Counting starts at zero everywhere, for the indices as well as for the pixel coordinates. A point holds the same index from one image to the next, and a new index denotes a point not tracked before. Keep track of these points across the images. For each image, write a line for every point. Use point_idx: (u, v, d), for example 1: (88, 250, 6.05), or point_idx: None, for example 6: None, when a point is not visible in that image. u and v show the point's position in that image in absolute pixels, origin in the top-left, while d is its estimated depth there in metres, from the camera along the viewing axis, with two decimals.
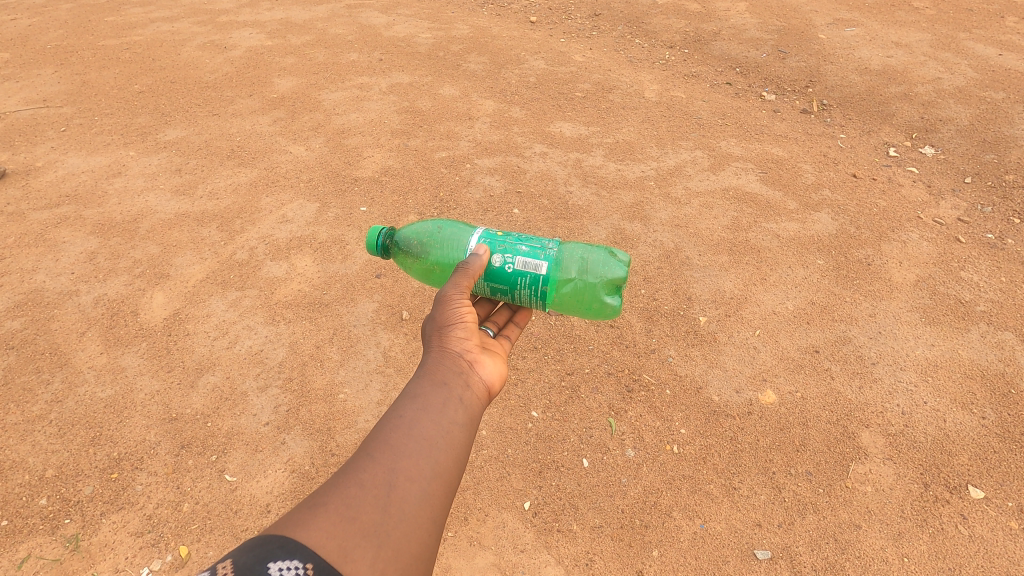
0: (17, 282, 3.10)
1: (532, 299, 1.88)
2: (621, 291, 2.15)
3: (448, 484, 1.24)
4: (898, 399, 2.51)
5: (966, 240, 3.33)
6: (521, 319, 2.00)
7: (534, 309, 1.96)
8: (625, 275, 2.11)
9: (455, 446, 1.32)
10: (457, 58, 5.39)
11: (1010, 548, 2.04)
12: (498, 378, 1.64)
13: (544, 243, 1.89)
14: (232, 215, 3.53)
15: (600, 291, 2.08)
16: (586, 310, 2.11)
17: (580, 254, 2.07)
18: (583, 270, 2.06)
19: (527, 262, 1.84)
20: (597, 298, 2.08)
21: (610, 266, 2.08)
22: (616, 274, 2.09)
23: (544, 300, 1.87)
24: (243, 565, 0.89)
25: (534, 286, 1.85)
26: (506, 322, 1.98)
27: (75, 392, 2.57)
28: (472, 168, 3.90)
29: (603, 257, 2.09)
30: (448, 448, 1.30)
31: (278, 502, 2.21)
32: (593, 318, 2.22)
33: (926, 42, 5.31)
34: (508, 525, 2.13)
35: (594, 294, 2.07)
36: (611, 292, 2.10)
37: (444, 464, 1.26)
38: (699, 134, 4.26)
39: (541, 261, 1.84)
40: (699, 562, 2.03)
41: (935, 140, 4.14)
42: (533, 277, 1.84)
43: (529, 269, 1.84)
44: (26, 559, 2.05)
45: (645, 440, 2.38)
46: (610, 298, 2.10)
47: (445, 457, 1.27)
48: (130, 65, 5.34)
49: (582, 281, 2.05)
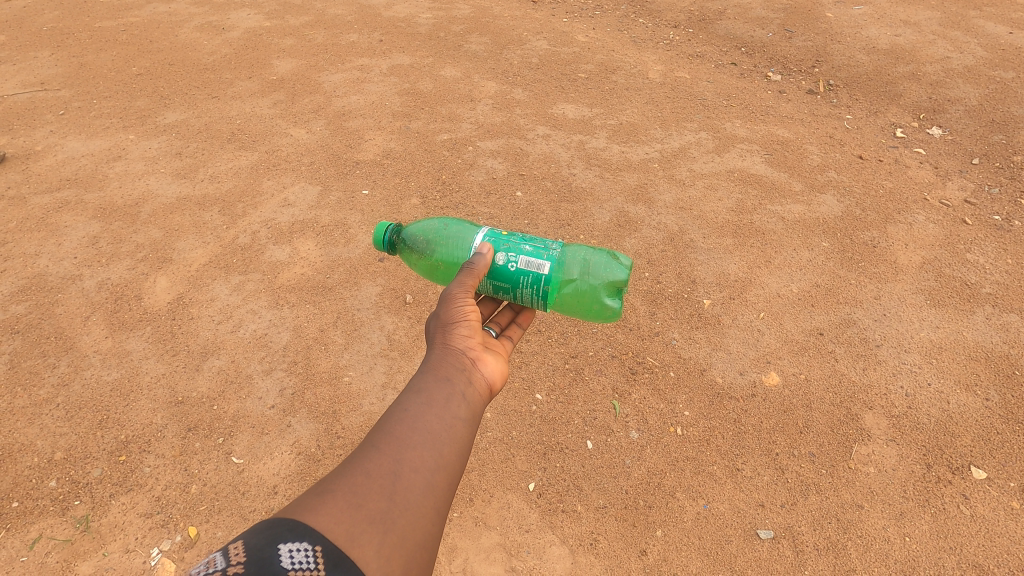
0: (20, 266, 3.09)
1: (534, 299, 1.87)
2: (622, 293, 2.13)
3: (450, 477, 1.25)
4: (902, 381, 2.52)
5: (972, 221, 3.31)
6: (524, 320, 2.00)
7: (535, 309, 1.94)
8: (627, 278, 2.10)
9: (458, 440, 1.32)
10: (458, 39, 5.32)
11: (1010, 527, 2.06)
12: (499, 376, 1.63)
13: (547, 244, 1.87)
14: (234, 198, 3.51)
15: (602, 293, 2.07)
16: (586, 310, 2.10)
17: (582, 256, 2.05)
18: (585, 271, 2.04)
19: (530, 262, 1.83)
20: (598, 300, 2.07)
21: (612, 268, 2.07)
22: (617, 276, 2.07)
23: (546, 300, 1.86)
24: (253, 547, 0.90)
25: (536, 286, 1.83)
26: (509, 323, 1.98)
27: (81, 375, 2.58)
28: (474, 151, 3.87)
29: (605, 259, 2.08)
30: (452, 442, 1.30)
31: (285, 484, 2.23)
32: (595, 319, 2.21)
33: (935, 21, 5.24)
34: (513, 506, 2.15)
35: (595, 296, 2.06)
36: (612, 294, 2.09)
37: (447, 457, 1.27)
38: (704, 115, 4.22)
39: (544, 261, 1.83)
40: (702, 542, 2.05)
41: (943, 121, 4.09)
42: (536, 277, 1.83)
43: (532, 268, 1.83)
44: (37, 540, 2.07)
45: (649, 422, 2.39)
46: (611, 300, 2.09)
47: (448, 451, 1.28)
48: (127, 48, 5.28)
49: (583, 281, 2.04)
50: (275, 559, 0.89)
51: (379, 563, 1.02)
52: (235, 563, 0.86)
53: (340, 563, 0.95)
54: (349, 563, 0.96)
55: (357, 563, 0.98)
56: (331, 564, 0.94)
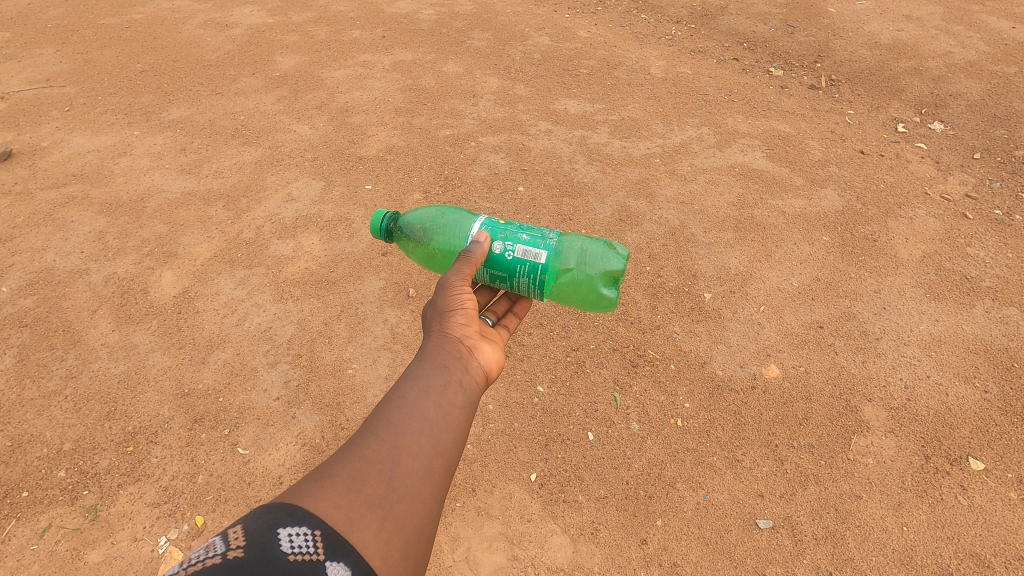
0: (28, 261, 3.13)
1: (531, 288, 1.89)
2: (619, 283, 2.15)
3: (448, 463, 1.27)
4: (901, 373, 2.54)
5: (973, 216, 3.32)
6: (520, 310, 2.02)
7: (532, 298, 1.97)
8: (624, 268, 2.11)
9: (455, 428, 1.35)
10: (460, 35, 5.33)
11: (1008, 517, 2.08)
12: (496, 365, 1.66)
13: (544, 233, 1.89)
14: (237, 194, 3.54)
15: (599, 283, 2.08)
16: (583, 301, 2.13)
17: (579, 246, 2.07)
18: (582, 261, 2.06)
19: (527, 251, 1.85)
20: (595, 290, 2.09)
21: (609, 258, 2.09)
22: (615, 266, 2.09)
23: (543, 289, 1.88)
24: (253, 531, 0.93)
25: (533, 275, 1.85)
26: (506, 313, 2.00)
27: (89, 367, 2.61)
28: (477, 146, 3.89)
29: (602, 249, 2.09)
30: (449, 429, 1.33)
31: (290, 474, 2.26)
32: (591, 309, 2.23)
33: (938, 15, 5.23)
34: (515, 496, 2.18)
35: (592, 286, 2.08)
36: (609, 284, 2.11)
37: (445, 444, 1.29)
38: (706, 110, 4.22)
39: (541, 250, 1.85)
40: (702, 532, 2.07)
41: (945, 116, 4.09)
42: (533, 266, 1.85)
43: (529, 258, 1.85)
44: (47, 529, 2.11)
45: (649, 414, 2.41)
46: (608, 290, 2.11)
47: (445, 438, 1.30)
48: (132, 44, 5.31)
49: (581, 272, 2.06)
50: (275, 542, 0.92)
51: (379, 548, 1.04)
52: (236, 547, 0.90)
53: (339, 547, 0.98)
54: (348, 547, 0.99)
55: (357, 547, 1.01)
56: (330, 548, 0.97)
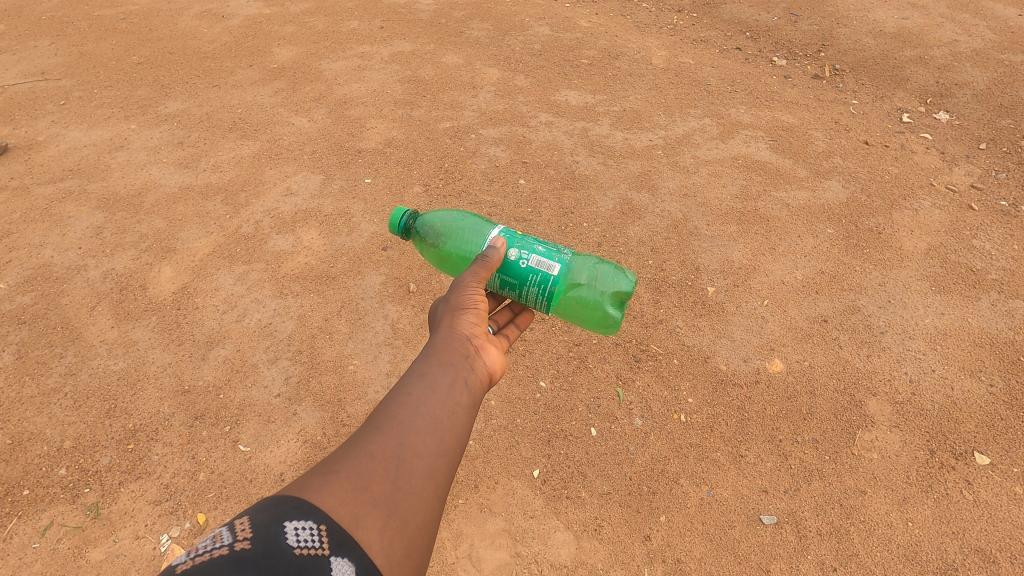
0: (25, 257, 3.10)
1: (539, 300, 1.86)
2: (625, 305, 2.14)
3: (451, 463, 1.25)
4: (907, 366, 2.52)
5: (978, 207, 3.29)
6: (522, 321, 1.98)
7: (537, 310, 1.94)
8: (631, 292, 2.11)
9: (460, 427, 1.33)
10: (459, 25, 5.28)
11: (1014, 512, 2.07)
12: (500, 367, 1.63)
13: (560, 248, 1.89)
14: (236, 187, 3.51)
15: (605, 302, 2.06)
16: (587, 319, 2.10)
17: (591, 263, 2.06)
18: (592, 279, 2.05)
19: (541, 262, 1.83)
20: (600, 308, 2.07)
21: (618, 279, 2.08)
22: (623, 288, 2.08)
23: (550, 301, 1.85)
24: (259, 523, 0.90)
25: (543, 286, 1.83)
26: (507, 323, 1.97)
27: (88, 365, 2.60)
28: (477, 138, 3.85)
29: (613, 271, 2.09)
30: (453, 428, 1.31)
31: (292, 471, 2.25)
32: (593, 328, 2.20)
33: (944, 3, 5.17)
34: (517, 492, 2.17)
35: (598, 305, 2.06)
36: (615, 305, 2.09)
37: (449, 443, 1.27)
38: (708, 101, 4.18)
39: (555, 262, 1.84)
40: (706, 527, 2.06)
41: (950, 105, 4.04)
42: (545, 277, 1.83)
43: (542, 268, 1.83)
44: (49, 526, 2.10)
45: (653, 409, 2.39)
46: (613, 310, 2.09)
47: (449, 437, 1.28)
48: (128, 36, 5.26)
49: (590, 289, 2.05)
50: (281, 536, 0.90)
51: (382, 546, 1.02)
52: (242, 538, 0.87)
53: (344, 543, 0.96)
54: (353, 545, 0.97)
55: (361, 545, 0.99)
56: (335, 545, 0.95)
